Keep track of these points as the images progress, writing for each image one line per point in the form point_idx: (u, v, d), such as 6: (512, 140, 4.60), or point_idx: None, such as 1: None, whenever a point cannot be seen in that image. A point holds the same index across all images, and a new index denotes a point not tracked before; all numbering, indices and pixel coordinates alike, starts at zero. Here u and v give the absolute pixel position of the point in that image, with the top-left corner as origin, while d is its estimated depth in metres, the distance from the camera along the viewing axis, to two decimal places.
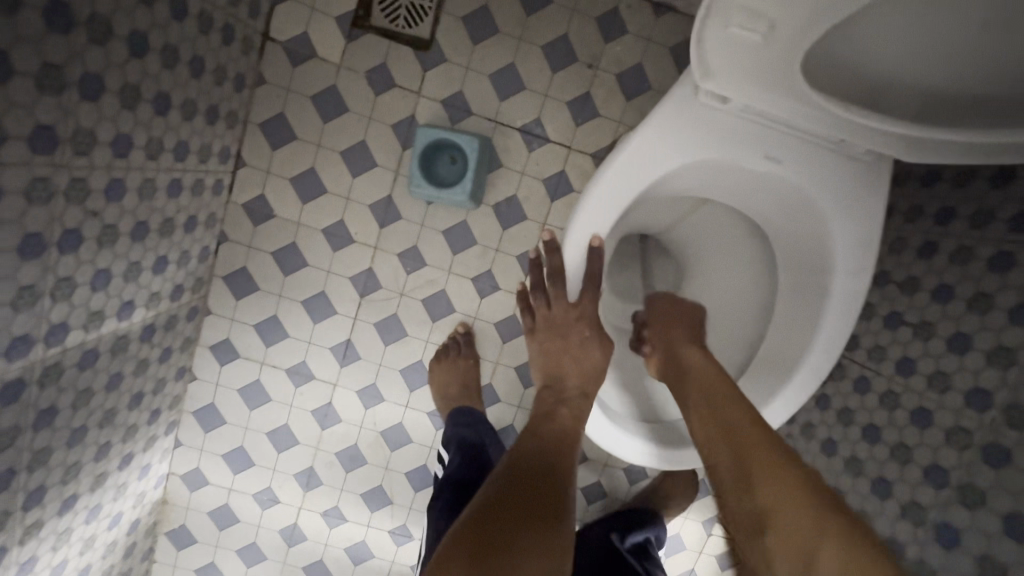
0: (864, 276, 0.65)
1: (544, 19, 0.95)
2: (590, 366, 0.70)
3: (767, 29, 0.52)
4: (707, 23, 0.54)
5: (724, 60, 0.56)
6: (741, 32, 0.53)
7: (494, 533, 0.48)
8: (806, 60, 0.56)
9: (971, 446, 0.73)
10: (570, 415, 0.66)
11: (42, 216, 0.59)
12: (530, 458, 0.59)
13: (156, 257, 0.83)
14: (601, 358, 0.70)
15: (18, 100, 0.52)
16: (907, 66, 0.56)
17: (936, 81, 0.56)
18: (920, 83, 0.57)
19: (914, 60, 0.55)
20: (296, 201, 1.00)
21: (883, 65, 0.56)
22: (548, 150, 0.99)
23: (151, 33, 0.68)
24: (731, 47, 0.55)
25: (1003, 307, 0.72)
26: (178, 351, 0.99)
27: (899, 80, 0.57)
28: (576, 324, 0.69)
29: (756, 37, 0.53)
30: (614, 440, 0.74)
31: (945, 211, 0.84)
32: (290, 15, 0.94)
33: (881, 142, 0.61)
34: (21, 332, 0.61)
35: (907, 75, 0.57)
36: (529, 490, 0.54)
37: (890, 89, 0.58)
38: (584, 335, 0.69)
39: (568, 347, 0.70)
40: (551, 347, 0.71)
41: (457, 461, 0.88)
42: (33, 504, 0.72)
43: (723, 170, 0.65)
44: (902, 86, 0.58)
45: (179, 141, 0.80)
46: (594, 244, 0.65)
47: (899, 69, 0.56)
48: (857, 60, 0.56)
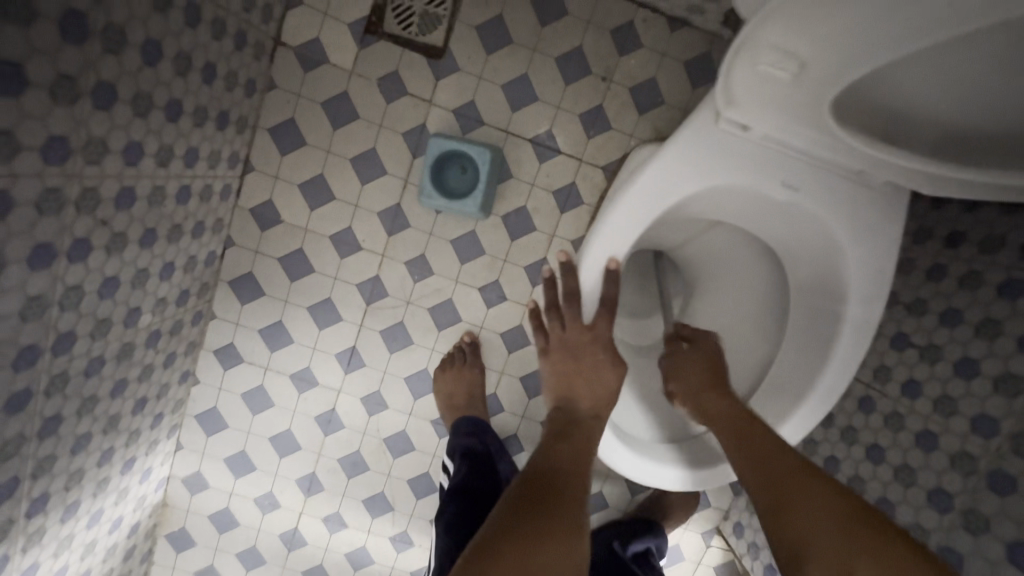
0: (877, 304, 0.65)
1: (558, 30, 0.94)
2: (602, 384, 0.69)
3: (794, 66, 0.51)
4: (737, 56, 0.53)
5: (749, 92, 0.56)
6: (770, 69, 0.52)
7: (531, 532, 0.50)
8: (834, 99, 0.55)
9: (976, 472, 0.73)
10: (583, 431, 0.65)
11: (52, 226, 0.58)
12: (558, 455, 0.61)
13: (163, 263, 0.83)
14: (614, 379, 0.70)
15: (31, 112, 0.52)
16: (936, 105, 0.55)
17: (964, 120, 0.55)
18: (947, 120, 0.56)
19: (944, 100, 0.54)
20: (305, 207, 0.99)
21: (911, 103, 0.55)
22: (559, 162, 0.99)
23: (164, 41, 0.67)
24: (758, 79, 0.54)
25: (1011, 334, 0.73)
26: (182, 356, 0.99)
27: (925, 116, 0.56)
28: (590, 344, 0.69)
29: (784, 74, 0.52)
30: (638, 467, 0.75)
31: (955, 235, 0.84)
32: (302, 19, 0.93)
33: (901, 176, 0.60)
34: (29, 342, 0.60)
35: (933, 113, 0.56)
36: (560, 490, 0.57)
37: (914, 124, 0.58)
38: (598, 356, 0.70)
39: (580, 368, 0.70)
40: (565, 368, 0.70)
41: (463, 474, 0.87)
42: (36, 511, 0.72)
43: (740, 196, 0.65)
44: (926, 122, 0.57)
45: (189, 147, 0.79)
46: (611, 268, 0.66)
47: (927, 107, 0.55)
48: (885, 97, 0.55)
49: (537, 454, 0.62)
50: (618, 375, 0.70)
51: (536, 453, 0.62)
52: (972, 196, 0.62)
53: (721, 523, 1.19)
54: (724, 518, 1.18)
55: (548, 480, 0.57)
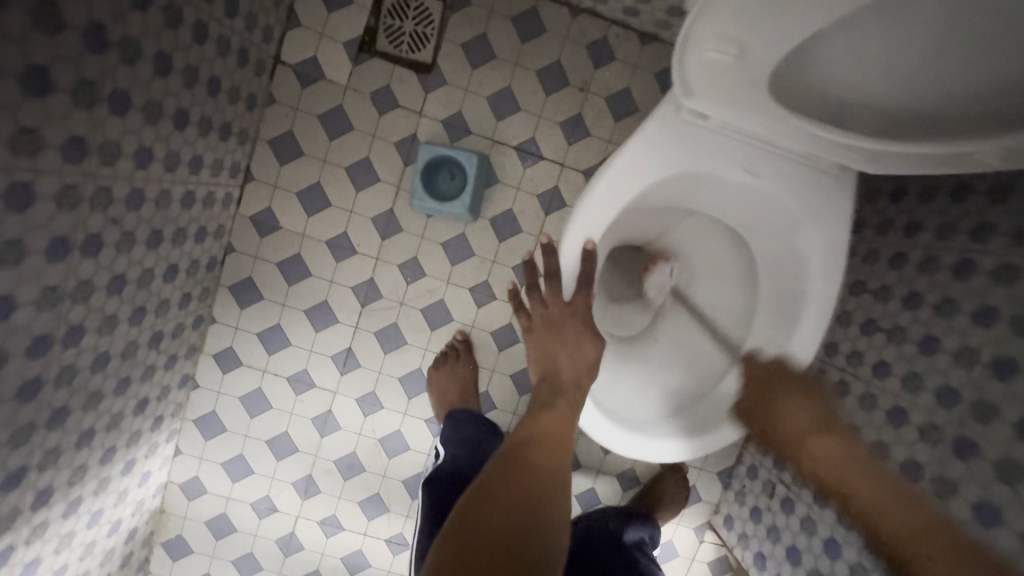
0: (835, 279, 0.70)
1: (537, 46, 1.02)
2: (582, 360, 0.73)
3: (736, 51, 0.57)
4: (686, 47, 0.59)
5: (702, 79, 0.61)
6: (715, 56, 0.58)
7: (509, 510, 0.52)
8: (773, 82, 0.60)
9: (943, 441, 0.77)
10: (564, 405, 0.68)
11: (68, 221, 0.63)
12: (535, 440, 0.62)
13: (167, 265, 0.87)
14: (593, 355, 0.74)
15: (56, 113, 0.57)
16: (871, 91, 0.60)
17: (901, 104, 0.60)
18: (884, 104, 0.61)
19: (877, 86, 0.59)
20: (302, 214, 1.04)
21: (848, 90, 0.60)
22: (542, 167, 1.05)
23: (174, 54, 0.73)
24: (706, 69, 0.60)
25: (966, 311, 0.78)
26: (182, 359, 1.02)
27: (863, 101, 0.61)
28: (570, 321, 0.74)
29: (728, 60, 0.58)
30: (632, 445, 0.77)
31: (911, 223, 0.92)
32: (299, 40, 1.00)
33: (844, 155, 0.66)
34: (43, 330, 0.64)
35: (872, 98, 0.61)
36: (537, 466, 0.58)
37: (855, 109, 0.62)
38: (579, 332, 0.74)
39: (561, 345, 0.73)
40: (545, 346, 0.74)
41: (461, 457, 0.89)
42: (41, 504, 0.74)
43: (705, 181, 0.71)
44: (867, 106, 0.62)
45: (194, 155, 0.85)
46: (589, 249, 0.70)
47: (864, 91, 0.60)
48: (825, 85, 0.60)
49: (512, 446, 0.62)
50: (597, 351, 0.74)
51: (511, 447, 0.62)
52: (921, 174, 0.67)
53: (712, 518, 1.21)
54: (715, 512, 1.21)
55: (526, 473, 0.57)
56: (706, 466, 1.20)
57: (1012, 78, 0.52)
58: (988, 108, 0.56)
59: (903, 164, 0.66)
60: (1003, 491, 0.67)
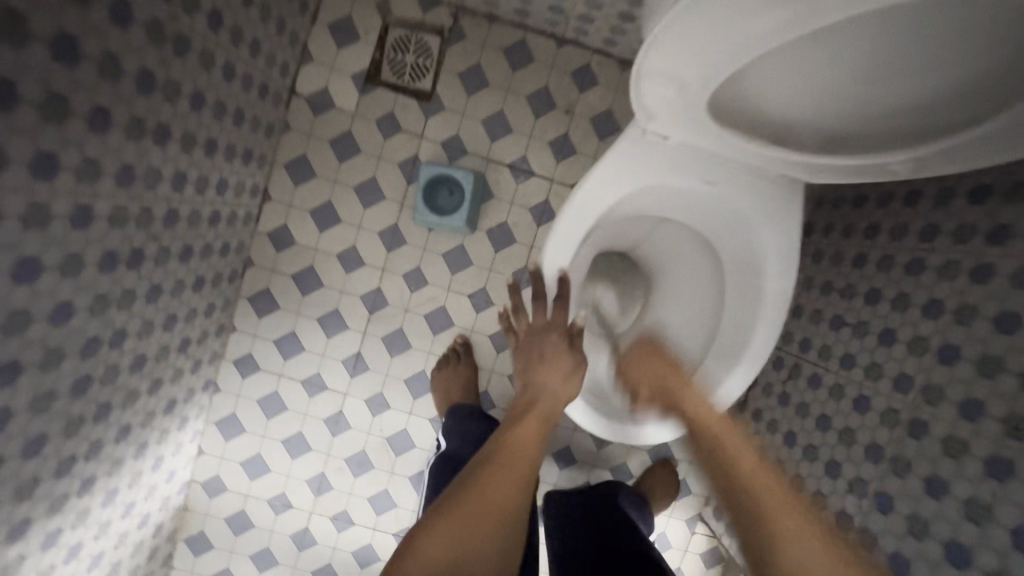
0: (789, 276, 0.79)
1: (527, 74, 1.12)
2: (559, 367, 0.80)
3: (679, 86, 0.63)
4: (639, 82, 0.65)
5: (658, 109, 0.68)
6: (661, 89, 0.64)
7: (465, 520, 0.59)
8: (714, 108, 0.67)
9: (899, 423, 0.84)
10: (535, 416, 0.74)
11: (118, 237, 0.73)
12: (514, 462, 0.66)
13: (195, 277, 0.97)
14: (571, 360, 0.81)
15: (113, 146, 0.67)
16: (804, 113, 0.68)
17: (831, 123, 0.69)
18: (817, 124, 0.69)
19: (809, 109, 0.67)
20: (315, 229, 1.14)
21: (784, 113, 0.68)
22: (533, 183, 1.15)
23: (207, 92, 0.83)
24: (658, 101, 0.66)
25: (917, 304, 0.87)
26: (206, 364, 1.11)
27: (798, 122, 0.69)
28: (547, 333, 0.83)
29: (671, 92, 0.65)
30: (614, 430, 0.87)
31: (871, 226, 1.02)
32: (312, 72, 1.11)
33: (787, 167, 0.74)
34: (94, 334, 0.74)
35: (806, 118, 0.69)
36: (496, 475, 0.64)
37: (792, 130, 0.71)
38: (554, 341, 0.83)
39: (539, 362, 0.81)
40: (527, 362, 0.83)
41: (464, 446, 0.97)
42: (85, 491, 0.83)
43: (671, 192, 0.80)
44: (802, 126, 0.70)
45: (220, 178, 0.95)
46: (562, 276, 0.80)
47: (798, 113, 0.68)
48: (764, 110, 0.68)
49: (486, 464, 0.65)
50: (575, 357, 0.82)
51: (486, 468, 0.64)
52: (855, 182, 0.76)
53: (702, 510, 1.28)
54: (705, 504, 1.27)
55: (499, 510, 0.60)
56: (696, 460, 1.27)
57: (921, 97, 0.61)
58: (897, 122, 0.66)
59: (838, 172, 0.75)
60: (947, 464, 0.75)
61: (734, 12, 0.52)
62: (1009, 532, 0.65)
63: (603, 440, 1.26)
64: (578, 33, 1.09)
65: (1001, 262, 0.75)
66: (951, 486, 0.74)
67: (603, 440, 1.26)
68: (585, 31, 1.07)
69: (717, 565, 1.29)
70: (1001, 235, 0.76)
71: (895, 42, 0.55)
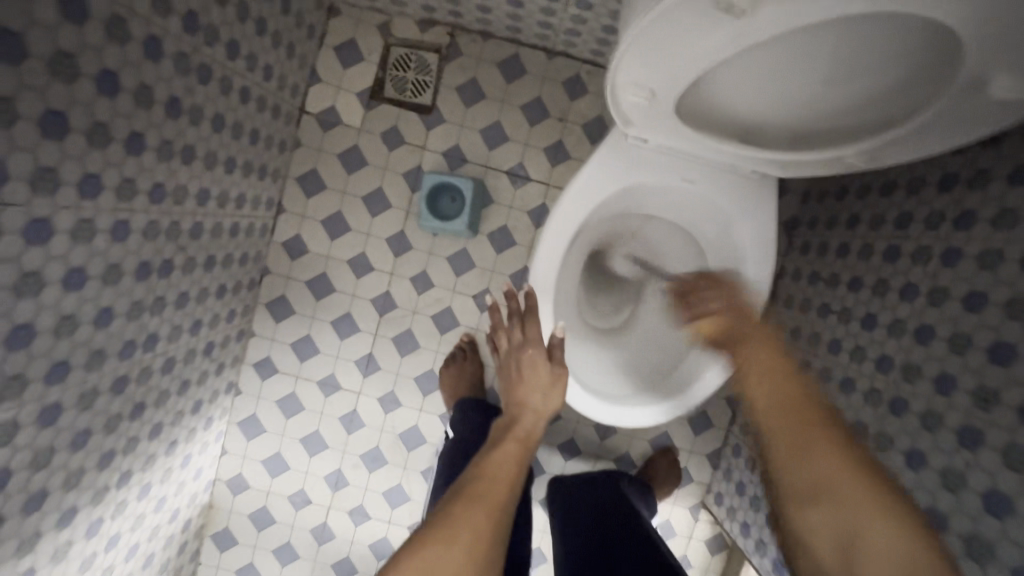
0: (768, 264, 0.85)
1: (521, 85, 1.19)
2: (541, 381, 0.80)
3: (648, 95, 0.69)
4: (614, 98, 0.71)
5: (636, 116, 0.74)
6: (631, 99, 0.70)
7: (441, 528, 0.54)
8: (679, 110, 0.73)
9: (881, 401, 0.89)
10: (514, 438, 0.72)
11: (151, 248, 0.81)
12: (490, 494, 0.60)
13: (218, 285, 1.05)
14: (551, 372, 0.81)
15: (146, 166, 0.74)
16: (769, 115, 0.74)
17: (793, 122, 0.74)
18: (782, 124, 0.75)
19: (772, 111, 0.73)
20: (326, 238, 1.22)
21: (751, 115, 0.74)
22: (530, 188, 1.22)
23: (226, 114, 0.91)
24: (632, 111, 0.73)
25: (896, 289, 0.92)
26: (228, 367, 1.18)
27: (764, 123, 0.75)
28: (524, 349, 0.83)
29: (642, 102, 0.70)
30: (614, 413, 0.89)
31: (853, 218, 1.08)
32: (320, 92, 1.19)
33: (758, 163, 0.80)
34: (130, 337, 0.81)
35: (771, 119, 0.75)
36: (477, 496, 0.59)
37: (759, 130, 0.76)
38: (534, 355, 0.82)
39: (518, 380, 0.81)
40: (510, 384, 0.82)
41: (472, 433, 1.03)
42: (123, 484, 0.90)
43: (654, 190, 0.86)
44: (768, 126, 0.76)
45: (239, 193, 1.03)
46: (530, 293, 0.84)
47: (763, 115, 0.74)
48: (731, 112, 0.74)
49: (457, 501, 0.58)
50: (556, 369, 0.81)
51: (456, 510, 0.57)
52: (823, 174, 0.81)
53: (705, 497, 1.32)
54: (707, 492, 1.32)
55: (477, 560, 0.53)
56: (696, 448, 1.32)
57: (870, 96, 0.67)
58: (853, 120, 0.71)
59: (806, 167, 0.80)
60: (924, 437, 0.79)
61: (684, 31, 0.58)
62: (981, 496, 0.69)
63: (606, 431, 1.31)
64: (567, 46, 1.15)
65: (968, 245, 0.80)
66: (928, 457, 0.78)
67: (607, 431, 1.31)
68: (574, 44, 1.13)
69: (722, 551, 1.33)
70: (967, 220, 0.82)
71: (838, 48, 0.61)
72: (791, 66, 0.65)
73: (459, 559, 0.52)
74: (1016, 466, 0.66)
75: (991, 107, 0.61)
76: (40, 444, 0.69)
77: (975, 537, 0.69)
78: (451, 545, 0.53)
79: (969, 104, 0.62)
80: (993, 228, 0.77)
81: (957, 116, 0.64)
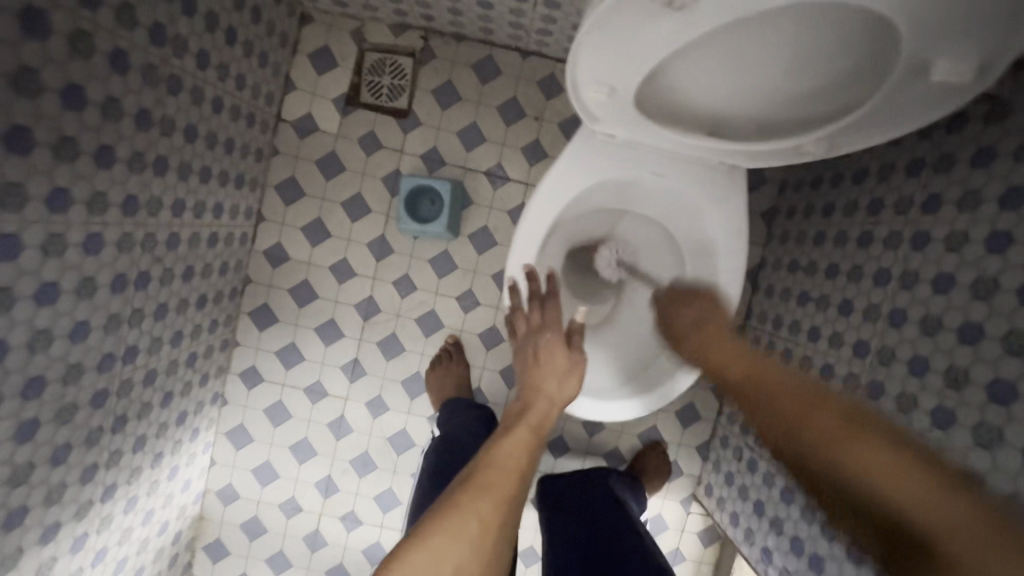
0: (740, 255, 0.87)
1: (496, 86, 1.20)
2: (558, 368, 0.79)
3: (608, 91, 0.69)
4: (577, 96, 0.71)
5: (600, 113, 0.74)
6: (593, 96, 0.71)
7: (446, 517, 0.52)
8: (641, 105, 0.74)
9: (859, 386, 0.90)
10: (528, 424, 0.69)
11: (126, 260, 0.81)
12: (498, 485, 0.58)
13: (198, 295, 1.05)
14: (568, 359, 0.81)
15: (117, 179, 0.75)
16: (731, 106, 0.75)
17: (756, 112, 0.75)
18: (745, 114, 0.76)
19: (734, 102, 0.74)
20: (307, 245, 1.22)
21: (713, 106, 0.75)
22: (509, 187, 1.22)
23: (199, 124, 0.91)
24: (596, 108, 0.73)
25: (869, 274, 0.94)
26: (213, 377, 1.18)
27: (727, 114, 0.76)
28: (543, 333, 0.83)
29: (603, 98, 0.71)
30: (597, 408, 0.92)
31: (828, 206, 1.09)
32: (296, 99, 1.19)
33: (724, 155, 0.81)
34: (109, 350, 0.81)
35: (734, 110, 0.75)
36: (486, 483, 0.57)
37: (725, 120, 0.77)
38: (551, 340, 0.82)
39: (534, 364, 0.79)
40: (525, 366, 0.81)
41: (455, 429, 1.05)
42: (108, 497, 0.90)
43: (625, 186, 0.88)
44: (732, 116, 0.76)
45: (216, 203, 1.03)
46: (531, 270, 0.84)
47: (726, 107, 0.75)
48: (693, 104, 0.75)
49: (464, 490, 0.56)
50: (573, 355, 0.81)
51: (464, 501, 0.54)
52: (789, 164, 0.82)
53: (696, 490, 1.33)
54: (697, 484, 1.32)
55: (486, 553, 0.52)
56: (685, 441, 1.32)
57: (825, 82, 0.68)
58: (813, 106, 0.72)
59: (772, 158, 0.81)
60: (900, 419, 0.80)
61: (634, 24, 0.59)
62: None
63: (594, 427, 1.32)
64: (540, 45, 1.16)
65: (935, 229, 0.82)
66: None
67: (595, 427, 1.32)
68: (547, 43, 1.14)
69: (714, 542, 1.34)
70: (934, 204, 0.83)
71: (789, 36, 0.62)
72: (746, 58, 0.66)
73: (467, 554, 0.51)
74: (986, 443, 0.67)
75: (932, 90, 0.63)
76: (19, 460, 0.69)
77: None
78: (459, 535, 0.51)
79: (912, 89, 0.64)
80: (959, 211, 0.78)
81: (902, 101, 0.66)
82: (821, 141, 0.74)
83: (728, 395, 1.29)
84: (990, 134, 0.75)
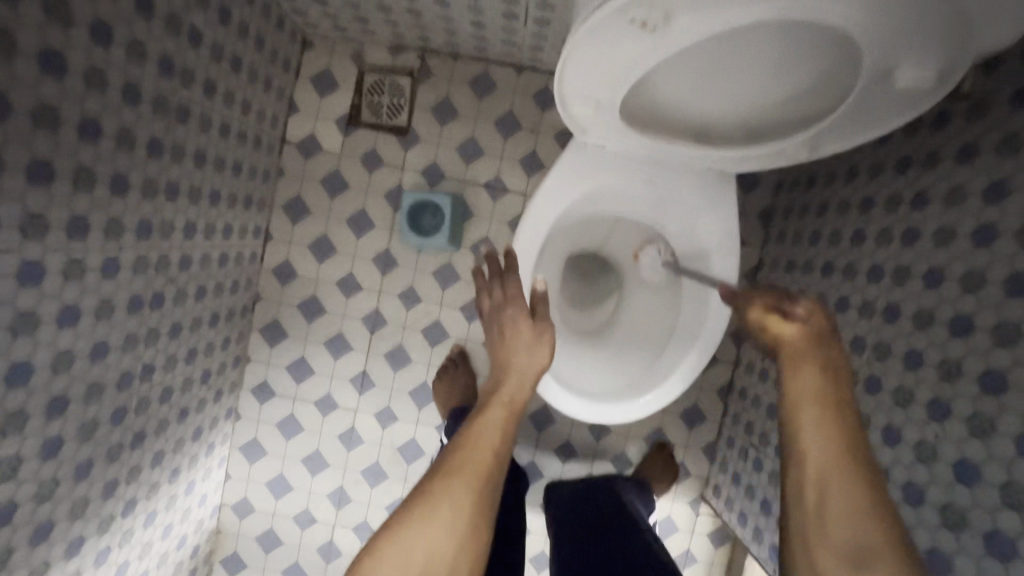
0: (732, 257, 0.89)
1: (492, 101, 1.24)
2: (521, 339, 0.73)
3: (594, 105, 0.72)
4: (567, 111, 0.74)
5: (589, 124, 0.77)
6: (580, 110, 0.74)
7: (415, 509, 0.56)
8: (627, 116, 0.77)
9: (858, 381, 0.91)
10: (499, 403, 0.67)
11: (142, 281, 0.84)
12: (468, 465, 0.60)
13: (210, 313, 1.08)
14: (534, 328, 0.75)
15: (132, 205, 0.78)
16: (715, 114, 0.77)
17: (738, 119, 0.78)
18: (728, 121, 0.78)
19: (716, 109, 0.76)
20: (314, 261, 1.25)
21: (697, 114, 0.78)
22: (509, 198, 1.25)
23: (208, 149, 0.95)
24: (583, 121, 0.76)
25: (863, 271, 0.95)
26: (227, 393, 1.22)
27: (711, 121, 0.79)
28: (505, 308, 0.78)
29: (590, 111, 0.74)
30: (599, 411, 0.92)
31: (822, 205, 1.11)
32: (300, 121, 1.23)
33: (711, 162, 0.84)
34: (126, 368, 0.84)
35: (717, 118, 0.78)
36: (455, 469, 0.59)
37: (709, 127, 0.80)
38: (515, 313, 0.77)
39: (501, 343, 0.74)
40: (492, 343, 0.76)
41: None
42: (128, 512, 0.92)
43: (618, 194, 0.90)
44: (716, 123, 0.79)
45: (225, 224, 1.07)
46: (509, 253, 0.85)
47: (709, 114, 0.77)
48: (678, 113, 0.78)
49: (435, 477, 0.59)
50: (538, 325, 0.76)
51: (434, 489, 0.57)
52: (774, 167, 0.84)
53: (704, 491, 1.33)
54: (705, 485, 1.33)
55: (451, 548, 0.54)
56: (691, 443, 1.33)
57: (801, 87, 0.71)
58: (791, 111, 0.75)
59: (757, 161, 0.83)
60: (898, 413, 0.81)
61: (613, 44, 0.63)
62: (952, 466, 0.71)
63: (600, 431, 1.33)
64: (534, 60, 1.20)
65: (925, 225, 0.83)
66: (903, 432, 0.80)
67: (601, 431, 1.33)
68: (540, 58, 1.18)
69: (726, 544, 1.34)
70: (923, 200, 0.85)
71: (762, 49, 0.65)
72: (723, 69, 0.69)
73: (439, 541, 0.54)
74: (980, 434, 0.68)
75: (896, 94, 0.67)
76: (45, 476, 0.72)
77: (951, 506, 0.71)
78: (427, 524, 0.55)
79: (879, 93, 0.67)
80: (946, 206, 0.80)
81: (874, 103, 0.69)
82: (802, 144, 0.77)
83: (732, 395, 1.30)
84: (972, 131, 0.77)
